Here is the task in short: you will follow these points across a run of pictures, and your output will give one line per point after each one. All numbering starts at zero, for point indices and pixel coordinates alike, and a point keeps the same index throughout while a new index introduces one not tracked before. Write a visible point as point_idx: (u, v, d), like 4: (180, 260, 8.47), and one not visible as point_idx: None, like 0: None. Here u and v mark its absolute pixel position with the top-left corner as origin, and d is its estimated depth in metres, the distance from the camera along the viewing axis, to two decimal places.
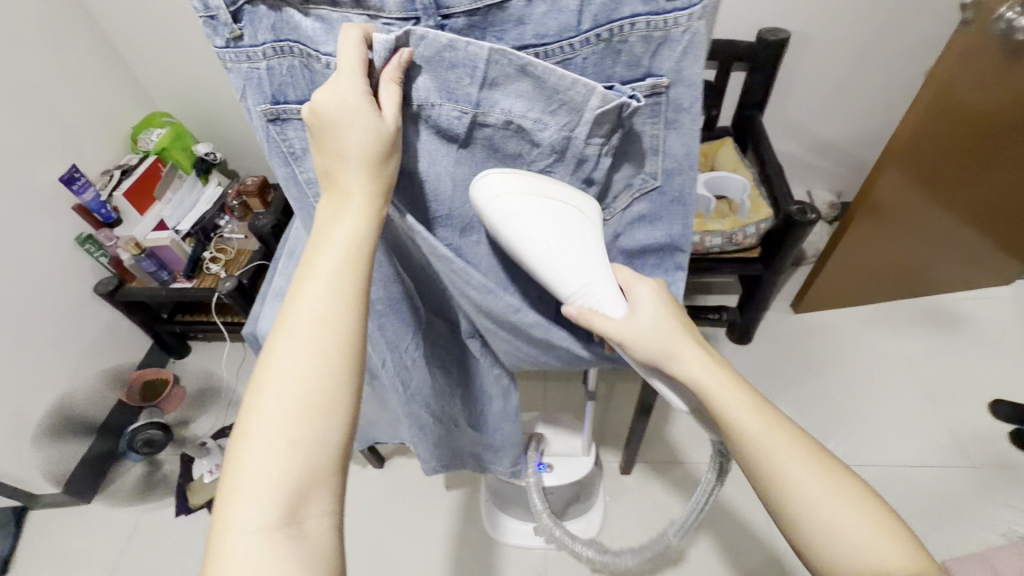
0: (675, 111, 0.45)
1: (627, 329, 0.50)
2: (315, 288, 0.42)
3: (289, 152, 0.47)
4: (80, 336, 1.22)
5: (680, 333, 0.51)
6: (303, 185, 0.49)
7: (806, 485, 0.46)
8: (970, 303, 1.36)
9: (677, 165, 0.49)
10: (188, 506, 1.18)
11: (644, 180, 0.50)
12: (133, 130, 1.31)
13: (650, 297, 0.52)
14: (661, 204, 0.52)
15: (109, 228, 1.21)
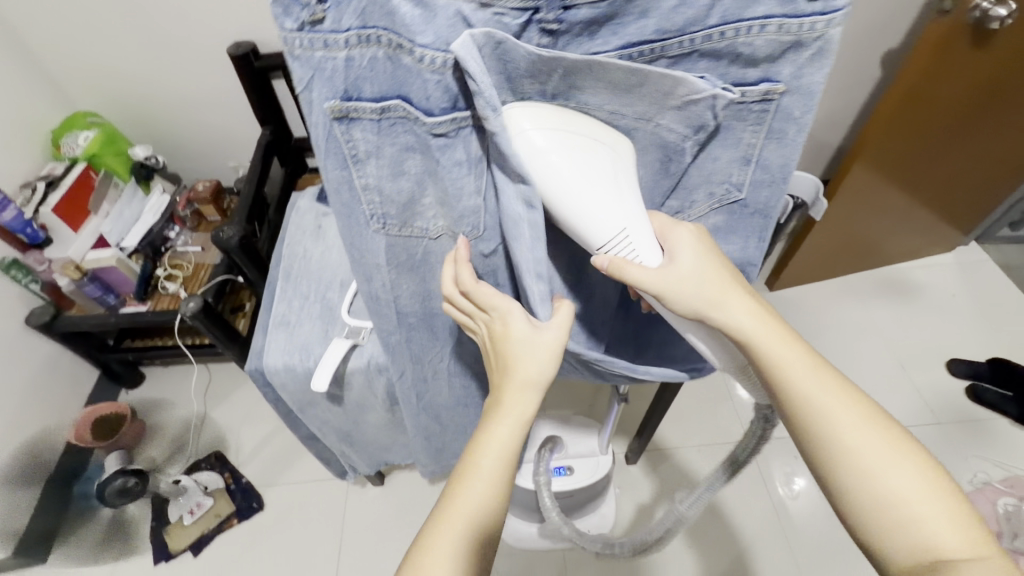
0: (784, 121, 0.42)
1: (660, 281, 0.43)
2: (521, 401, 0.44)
3: (350, 155, 0.40)
4: (15, 377, 1.05)
5: (726, 280, 0.45)
6: (357, 191, 0.43)
7: (812, 387, 0.43)
8: (921, 271, 1.48)
9: (768, 179, 0.47)
10: (169, 552, 1.07)
11: (727, 192, 0.48)
12: (54, 135, 1.15)
13: (688, 240, 0.45)
14: (737, 219, 0.50)
15: (39, 250, 1.05)
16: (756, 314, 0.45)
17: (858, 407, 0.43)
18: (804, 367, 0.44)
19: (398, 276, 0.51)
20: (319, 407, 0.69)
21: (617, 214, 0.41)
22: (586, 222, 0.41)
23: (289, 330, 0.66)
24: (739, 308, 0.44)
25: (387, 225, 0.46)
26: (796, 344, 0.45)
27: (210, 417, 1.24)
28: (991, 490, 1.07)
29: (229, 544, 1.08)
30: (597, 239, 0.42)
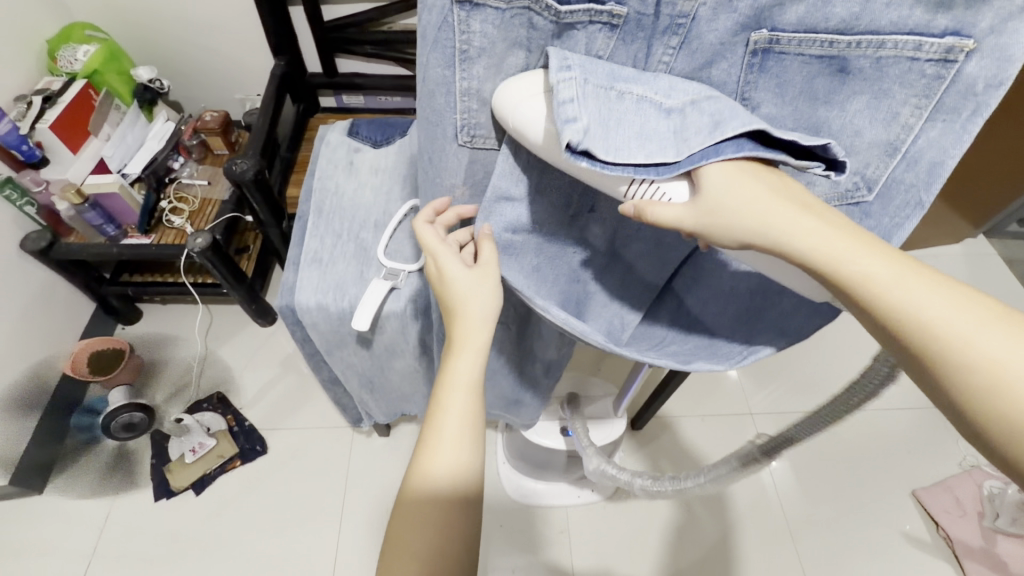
0: (959, 96, 0.36)
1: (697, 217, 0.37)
2: (457, 397, 0.44)
3: (461, 50, 0.37)
4: (9, 303, 1.01)
5: (775, 188, 0.37)
6: (455, 94, 0.40)
7: (917, 297, 0.34)
8: (929, 260, 1.49)
9: (909, 180, 0.39)
10: (170, 488, 1.06)
11: (853, 186, 0.41)
12: (50, 47, 1.06)
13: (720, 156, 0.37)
14: (850, 224, 0.43)
15: (35, 170, 0.98)
16: (821, 224, 0.36)
17: (973, 304, 0.33)
18: (905, 279, 0.35)
19: (472, 198, 0.49)
20: (346, 350, 0.68)
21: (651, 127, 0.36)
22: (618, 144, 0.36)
23: (322, 268, 0.63)
24: (795, 221, 0.37)
25: (474, 138, 0.43)
26: (876, 249, 0.36)
27: (212, 359, 1.21)
28: (978, 473, 1.14)
29: (232, 485, 1.08)
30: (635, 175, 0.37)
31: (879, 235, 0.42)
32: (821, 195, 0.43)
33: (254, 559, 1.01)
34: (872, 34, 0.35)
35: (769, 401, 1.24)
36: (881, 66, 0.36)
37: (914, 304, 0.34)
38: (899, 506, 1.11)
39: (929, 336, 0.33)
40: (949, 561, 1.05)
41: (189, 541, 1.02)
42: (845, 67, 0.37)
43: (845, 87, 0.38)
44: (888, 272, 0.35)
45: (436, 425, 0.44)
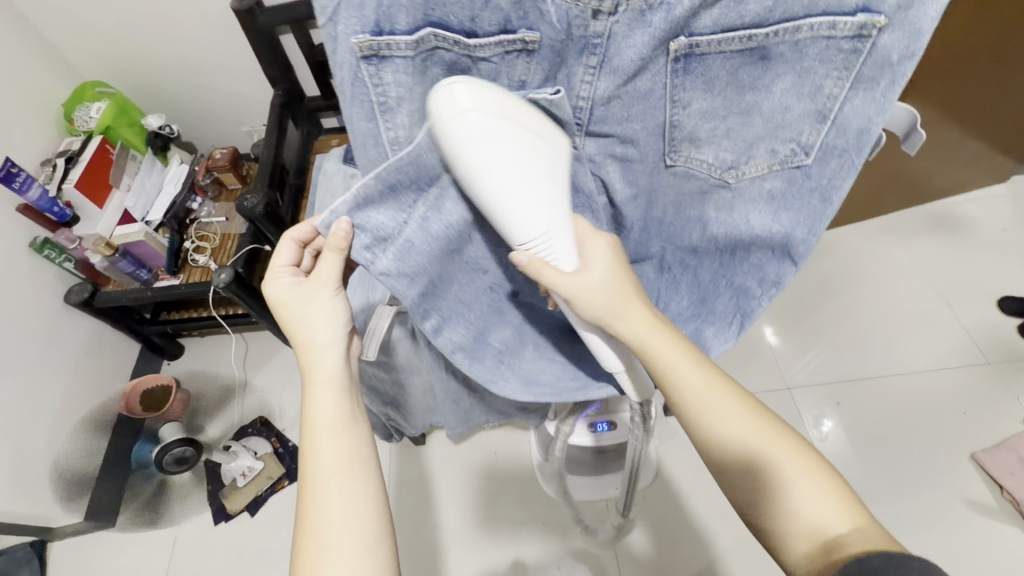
0: (876, 67, 0.37)
1: (576, 287, 0.43)
2: (324, 438, 0.47)
3: (379, 103, 0.38)
4: (61, 354, 1.08)
5: (626, 291, 0.46)
6: (384, 145, 0.41)
7: (717, 416, 0.45)
8: (970, 205, 1.39)
9: (841, 146, 0.41)
10: (227, 512, 1.12)
11: (793, 151, 0.42)
12: (66, 109, 1.12)
13: (603, 251, 0.46)
14: (794, 191, 0.44)
15: (68, 229, 1.05)
16: (654, 324, 0.46)
17: (757, 420, 0.45)
18: (721, 402, 0.45)
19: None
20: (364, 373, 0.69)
21: (540, 217, 0.39)
22: (506, 220, 0.38)
23: None
24: (638, 323, 0.45)
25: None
26: (697, 363, 0.46)
27: (251, 385, 1.26)
28: None
29: (283, 503, 1.13)
30: (522, 238, 0.40)
31: (817, 195, 0.43)
32: (763, 168, 0.43)
33: None
34: (788, 21, 0.37)
35: (805, 373, 1.20)
36: (800, 48, 0.37)
37: (730, 431, 0.44)
38: (958, 469, 1.06)
39: (719, 435, 0.45)
40: (1017, 524, 1.00)
41: (250, 559, 1.08)
42: (766, 54, 0.38)
43: (769, 71, 0.39)
44: (694, 375, 0.45)
45: (310, 406, 0.49)
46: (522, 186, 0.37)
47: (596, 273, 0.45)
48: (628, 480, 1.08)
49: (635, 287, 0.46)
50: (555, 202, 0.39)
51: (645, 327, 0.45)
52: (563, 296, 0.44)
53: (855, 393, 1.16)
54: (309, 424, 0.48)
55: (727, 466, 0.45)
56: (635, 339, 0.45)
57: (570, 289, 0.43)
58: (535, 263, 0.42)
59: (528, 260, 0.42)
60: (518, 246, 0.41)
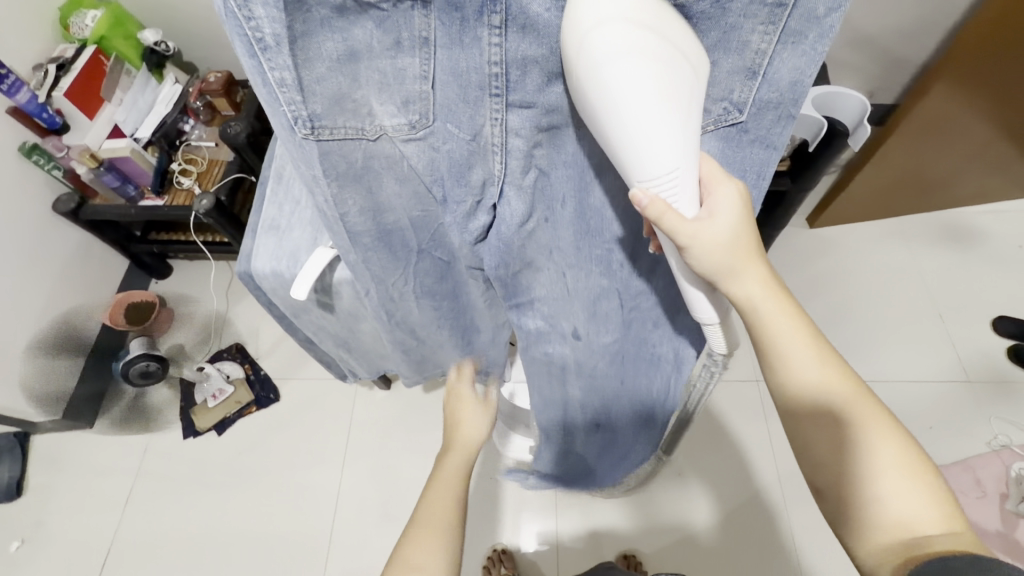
0: (804, 20, 0.39)
1: (704, 233, 0.43)
2: (454, 484, 0.57)
3: (255, 40, 0.36)
4: (46, 259, 1.12)
5: (751, 251, 0.46)
6: (273, 87, 0.39)
7: (825, 386, 0.45)
8: (988, 217, 1.31)
9: (775, 99, 0.44)
10: (196, 428, 1.18)
11: (727, 110, 0.44)
12: (61, 13, 1.10)
13: (731, 201, 0.44)
14: (733, 146, 0.47)
15: (58, 136, 1.06)
16: (769, 287, 0.47)
17: (865, 403, 0.44)
18: (824, 380, 0.45)
19: (341, 189, 0.48)
20: (312, 313, 0.69)
21: (671, 152, 0.37)
22: (633, 152, 0.37)
23: (279, 235, 0.65)
24: (754, 281, 0.46)
25: (317, 130, 0.43)
26: (801, 327, 0.47)
27: (232, 312, 1.30)
28: (1006, 453, 1.05)
29: (249, 427, 1.18)
30: (648, 174, 0.38)
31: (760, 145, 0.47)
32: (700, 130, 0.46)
33: (267, 493, 1.12)
34: None
35: None
36: (724, 6, 0.38)
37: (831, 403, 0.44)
38: None
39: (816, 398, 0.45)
40: None
41: (213, 474, 1.14)
42: (688, 14, 0.38)
43: (694, 34, 0.39)
44: (801, 348, 0.46)
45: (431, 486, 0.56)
46: (657, 120, 0.36)
47: (721, 228, 0.44)
48: None
49: (756, 252, 0.46)
50: (680, 133, 0.37)
51: (761, 288, 0.47)
52: (683, 246, 0.43)
53: None
54: (443, 471, 0.58)
55: (807, 418, 0.46)
56: (748, 297, 0.47)
57: (695, 238, 0.43)
58: (657, 206, 0.39)
59: (650, 201, 0.39)
60: (638, 181, 0.39)
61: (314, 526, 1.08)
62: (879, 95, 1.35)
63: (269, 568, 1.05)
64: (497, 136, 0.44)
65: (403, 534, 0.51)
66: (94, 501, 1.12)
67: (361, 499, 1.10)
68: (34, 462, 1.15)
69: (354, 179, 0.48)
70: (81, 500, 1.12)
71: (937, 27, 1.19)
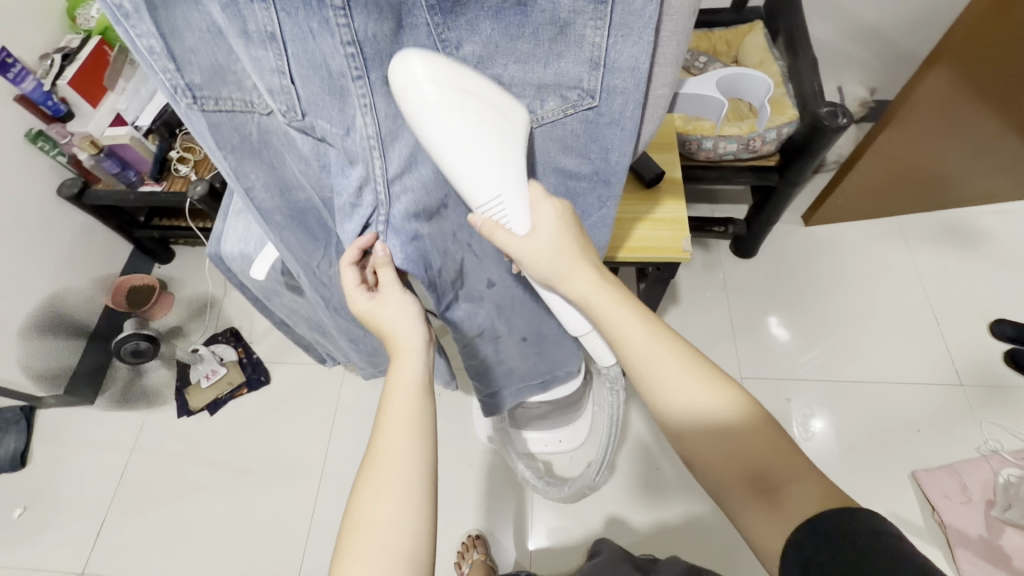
0: (626, 13, 0.40)
1: (526, 248, 0.49)
2: (406, 395, 0.51)
3: (113, 5, 0.35)
4: (51, 241, 1.17)
5: (575, 254, 0.51)
6: (143, 55, 0.38)
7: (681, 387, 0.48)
8: (991, 218, 1.28)
9: (620, 86, 0.45)
10: (189, 409, 1.22)
11: (581, 96, 0.46)
12: (68, 4, 1.14)
13: (550, 215, 0.49)
14: (593, 128, 0.49)
15: (62, 124, 1.10)
16: (602, 283, 0.51)
17: (712, 388, 0.48)
18: (679, 375, 0.48)
19: (239, 163, 0.47)
20: (283, 296, 0.72)
21: (491, 182, 0.44)
22: (467, 183, 0.44)
23: (248, 218, 0.67)
24: (585, 279, 0.51)
25: (200, 99, 0.41)
26: (644, 323, 0.51)
27: (228, 297, 1.34)
28: (996, 459, 1.02)
29: (240, 408, 1.22)
30: (479, 201, 0.46)
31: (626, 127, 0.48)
32: (559, 112, 0.47)
33: (254, 472, 1.15)
34: None
35: (765, 367, 1.16)
36: None
37: (682, 398, 0.48)
38: (895, 486, 1.03)
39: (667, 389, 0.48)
40: (940, 548, 0.97)
41: (204, 452, 1.18)
42: None
43: (529, 22, 0.41)
44: (644, 337, 0.50)
45: (386, 412, 0.50)
46: (483, 168, 0.43)
47: (543, 235, 0.49)
48: (557, 441, 1.09)
49: (583, 252, 0.51)
50: (498, 167, 0.44)
51: (593, 286, 0.51)
52: (516, 260, 0.50)
53: (809, 392, 1.13)
54: (393, 384, 0.52)
55: (674, 411, 0.48)
56: (582, 296, 0.52)
57: (520, 255, 0.50)
58: (491, 227, 0.48)
59: (483, 222, 0.47)
60: (475, 209, 0.47)
61: (298, 506, 1.11)
62: (881, 91, 1.32)
63: (253, 545, 1.08)
64: (372, 131, 0.41)
65: (359, 471, 0.47)
66: (92, 474, 1.17)
67: (343, 480, 1.13)
68: (39, 434, 1.21)
69: (252, 152, 0.47)
70: (79, 473, 1.17)
71: (939, 20, 1.16)
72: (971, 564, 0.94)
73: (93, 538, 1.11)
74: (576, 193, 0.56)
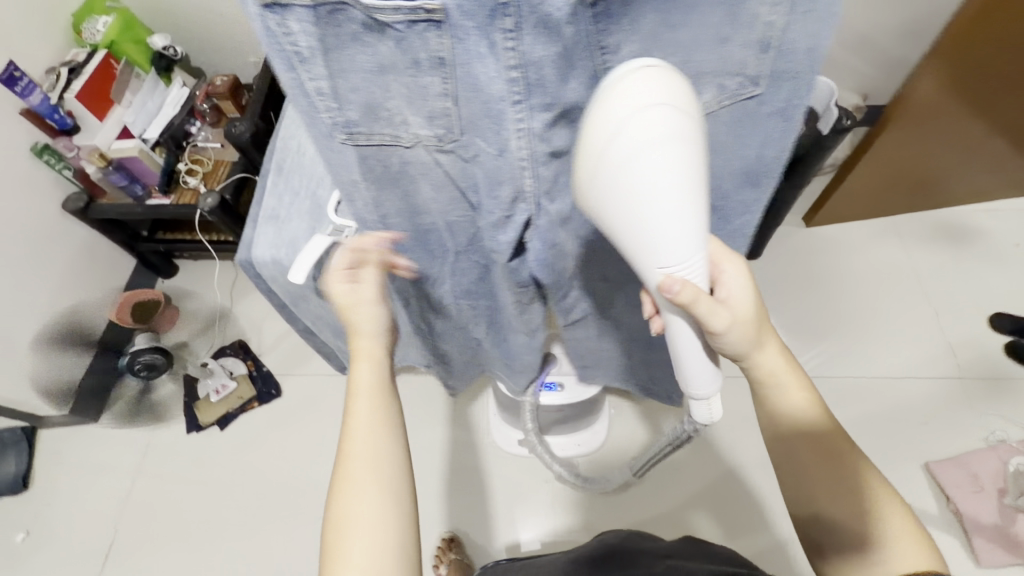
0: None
1: (731, 317, 0.46)
2: (363, 399, 0.49)
3: (294, 53, 0.39)
4: (54, 257, 1.14)
5: (767, 326, 0.49)
6: (311, 96, 0.43)
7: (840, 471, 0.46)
8: (985, 216, 1.32)
9: (786, 69, 0.48)
10: (198, 424, 1.19)
11: (738, 84, 0.48)
12: (74, 19, 1.14)
13: (740, 279, 0.47)
14: (742, 118, 0.52)
15: (67, 137, 1.08)
16: (785, 361, 0.49)
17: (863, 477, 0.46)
18: (835, 459, 0.47)
19: (378, 189, 0.52)
20: (309, 302, 0.72)
21: (690, 244, 0.40)
22: (662, 242, 0.38)
23: (277, 224, 0.67)
24: (772, 357, 0.49)
25: (354, 134, 0.46)
26: (812, 403, 0.49)
27: (235, 310, 1.32)
28: (1003, 448, 1.05)
29: (250, 422, 1.20)
30: (670, 261, 0.40)
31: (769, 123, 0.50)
32: (714, 103, 0.49)
33: (268, 487, 1.13)
34: None
35: None
36: None
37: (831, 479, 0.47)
38: (909, 478, 1.05)
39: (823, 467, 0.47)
40: (957, 537, 0.99)
41: (215, 468, 1.15)
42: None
43: (687, 14, 0.42)
44: (809, 417, 0.48)
45: (352, 416, 0.48)
46: (673, 217, 0.37)
47: (741, 298, 0.47)
48: (577, 444, 1.09)
49: (769, 324, 0.49)
50: (694, 228, 0.39)
51: (779, 361, 0.49)
52: (716, 329, 0.45)
53: (821, 389, 1.15)
54: (352, 388, 0.50)
55: (810, 490, 0.47)
56: (768, 369, 0.49)
57: (723, 321, 0.45)
58: (687, 291, 0.41)
59: (679, 287, 0.40)
60: (662, 269, 0.41)
61: (315, 519, 1.09)
62: (873, 96, 1.37)
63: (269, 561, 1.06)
64: (525, 151, 0.45)
65: (332, 477, 0.46)
66: (98, 494, 1.14)
67: None
68: (40, 455, 1.17)
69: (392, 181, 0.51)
70: (84, 493, 1.14)
71: (926, 27, 1.21)
72: (987, 552, 0.96)
73: (100, 560, 1.08)
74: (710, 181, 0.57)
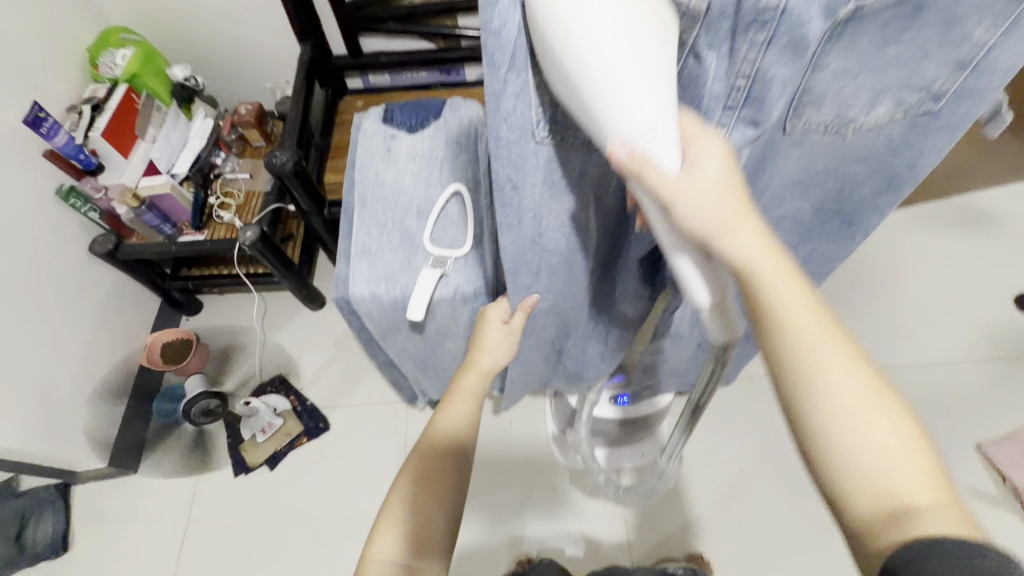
0: None
1: (685, 186, 0.37)
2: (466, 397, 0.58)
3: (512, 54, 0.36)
4: (83, 303, 1.09)
5: (739, 206, 0.38)
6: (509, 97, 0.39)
7: (842, 383, 0.36)
8: (999, 200, 1.38)
9: (974, 88, 0.46)
10: (246, 465, 1.15)
11: (919, 100, 0.47)
12: (90, 54, 1.10)
13: (715, 151, 0.38)
14: (916, 132, 0.50)
15: (93, 177, 1.03)
16: (767, 243, 0.38)
17: (870, 396, 0.36)
18: (840, 367, 0.36)
19: (549, 201, 0.49)
20: (399, 334, 0.70)
21: (647, 102, 0.34)
22: (614, 106, 0.33)
23: (371, 258, 0.65)
24: (748, 239, 0.37)
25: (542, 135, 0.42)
26: (804, 291, 0.37)
27: (270, 343, 1.28)
28: None
29: (301, 459, 1.16)
30: (625, 125, 0.34)
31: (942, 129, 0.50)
32: (883, 118, 0.48)
33: (328, 525, 1.09)
34: None
35: None
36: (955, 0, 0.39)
37: (835, 393, 0.36)
38: (966, 460, 1.08)
39: (818, 384, 0.36)
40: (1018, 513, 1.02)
41: (269, 510, 1.11)
42: (918, 6, 0.39)
43: (912, 26, 0.41)
44: (809, 316, 0.37)
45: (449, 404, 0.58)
46: (635, 76, 0.33)
47: (704, 174, 0.37)
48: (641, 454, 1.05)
49: (748, 208, 0.38)
50: (661, 91, 0.34)
51: (754, 241, 0.37)
52: (666, 204, 0.37)
53: None
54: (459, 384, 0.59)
55: (809, 399, 0.36)
56: (740, 257, 0.37)
57: (677, 194, 0.36)
58: (636, 161, 0.35)
59: (627, 154, 0.35)
60: (612, 136, 0.35)
61: None
62: None
63: None
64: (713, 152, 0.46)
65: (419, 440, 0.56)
66: (145, 549, 1.08)
67: None
68: (78, 514, 1.11)
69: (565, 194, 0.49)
70: (130, 549, 1.08)
71: None
72: None
73: None
74: (848, 186, 0.58)
